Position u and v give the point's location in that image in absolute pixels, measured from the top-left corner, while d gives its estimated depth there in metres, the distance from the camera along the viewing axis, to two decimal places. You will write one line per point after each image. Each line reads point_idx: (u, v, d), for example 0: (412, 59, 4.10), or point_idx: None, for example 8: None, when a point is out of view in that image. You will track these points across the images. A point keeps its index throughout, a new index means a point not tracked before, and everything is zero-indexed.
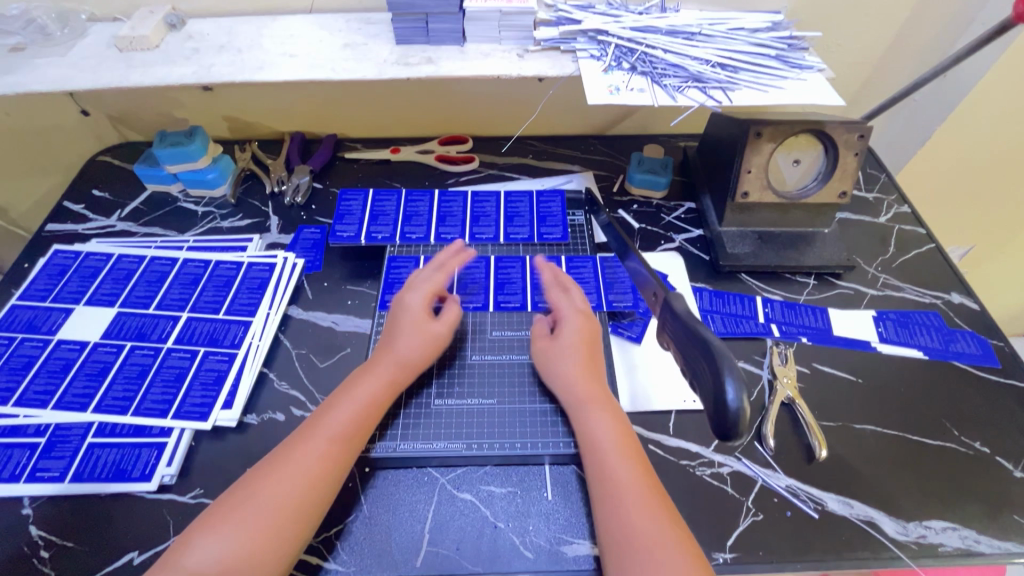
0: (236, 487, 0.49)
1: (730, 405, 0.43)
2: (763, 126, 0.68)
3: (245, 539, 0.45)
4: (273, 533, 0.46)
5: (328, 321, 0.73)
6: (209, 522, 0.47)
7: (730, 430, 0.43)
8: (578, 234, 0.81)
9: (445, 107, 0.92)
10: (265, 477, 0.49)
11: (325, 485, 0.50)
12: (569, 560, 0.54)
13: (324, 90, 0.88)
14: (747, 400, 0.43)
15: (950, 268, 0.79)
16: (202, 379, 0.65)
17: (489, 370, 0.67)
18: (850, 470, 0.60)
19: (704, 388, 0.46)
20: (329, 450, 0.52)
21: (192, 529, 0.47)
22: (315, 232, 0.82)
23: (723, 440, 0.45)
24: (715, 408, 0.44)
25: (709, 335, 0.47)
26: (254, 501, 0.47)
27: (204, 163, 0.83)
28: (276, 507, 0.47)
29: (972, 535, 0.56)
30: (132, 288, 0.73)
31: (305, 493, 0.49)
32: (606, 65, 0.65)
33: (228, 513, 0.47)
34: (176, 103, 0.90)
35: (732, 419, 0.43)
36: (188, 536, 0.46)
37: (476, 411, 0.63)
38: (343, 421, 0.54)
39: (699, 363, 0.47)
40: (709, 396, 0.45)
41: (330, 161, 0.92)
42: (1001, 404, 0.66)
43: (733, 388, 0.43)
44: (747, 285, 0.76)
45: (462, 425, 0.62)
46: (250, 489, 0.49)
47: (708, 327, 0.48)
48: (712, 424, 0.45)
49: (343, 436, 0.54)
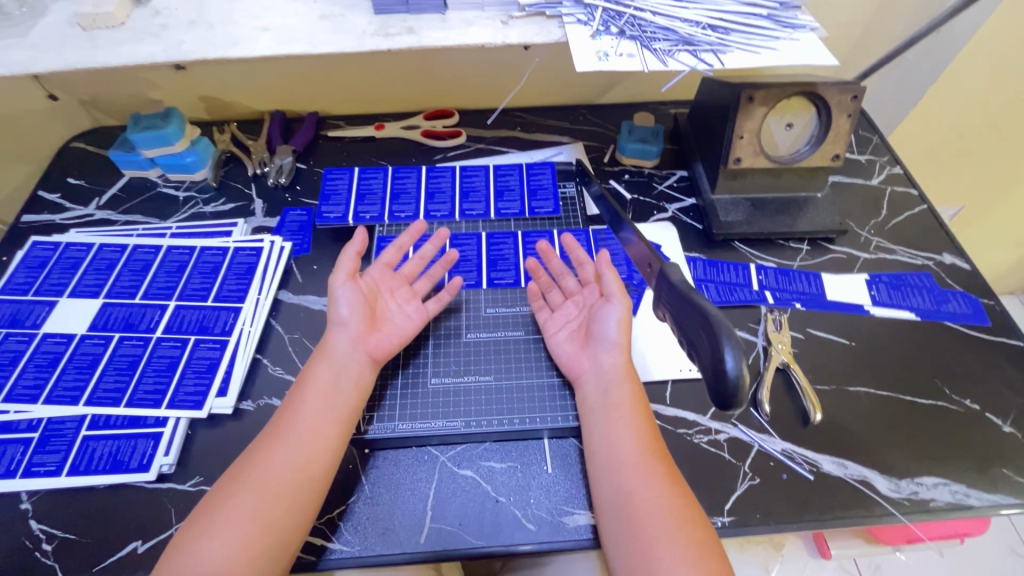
0: (223, 483, 0.49)
1: (730, 374, 0.42)
2: (756, 90, 0.67)
3: (242, 534, 0.45)
4: (269, 529, 0.46)
5: (319, 305, 0.72)
6: (201, 519, 0.46)
7: (730, 399, 0.43)
8: (570, 207, 0.79)
9: (429, 79, 0.89)
10: (253, 470, 0.49)
11: (308, 478, 0.49)
12: (570, 530, 0.55)
13: (303, 63, 0.85)
14: (747, 367, 0.42)
15: (942, 228, 0.79)
16: (194, 367, 0.64)
17: (485, 349, 0.66)
18: (844, 432, 0.61)
19: (702, 357, 0.46)
20: (315, 440, 0.51)
21: (186, 530, 0.46)
22: (302, 214, 0.80)
23: (722, 409, 0.44)
24: (715, 379, 0.43)
25: (705, 304, 0.46)
26: (244, 494, 0.47)
27: (182, 146, 0.81)
28: (262, 503, 0.47)
29: (962, 489, 0.58)
30: (117, 278, 0.71)
31: (291, 487, 0.48)
32: (594, 30, 0.63)
33: (220, 510, 0.46)
34: (149, 84, 0.86)
35: (732, 388, 0.42)
36: (185, 533, 0.46)
37: (472, 390, 0.63)
38: (316, 409, 0.53)
39: (698, 333, 0.46)
40: (708, 366, 0.44)
41: (314, 141, 0.89)
42: (991, 361, 0.67)
43: (733, 356, 0.42)
44: (740, 253, 0.76)
45: (458, 403, 0.62)
46: (241, 480, 0.48)
47: (704, 296, 0.47)
48: (711, 395, 0.44)
49: (327, 424, 0.53)
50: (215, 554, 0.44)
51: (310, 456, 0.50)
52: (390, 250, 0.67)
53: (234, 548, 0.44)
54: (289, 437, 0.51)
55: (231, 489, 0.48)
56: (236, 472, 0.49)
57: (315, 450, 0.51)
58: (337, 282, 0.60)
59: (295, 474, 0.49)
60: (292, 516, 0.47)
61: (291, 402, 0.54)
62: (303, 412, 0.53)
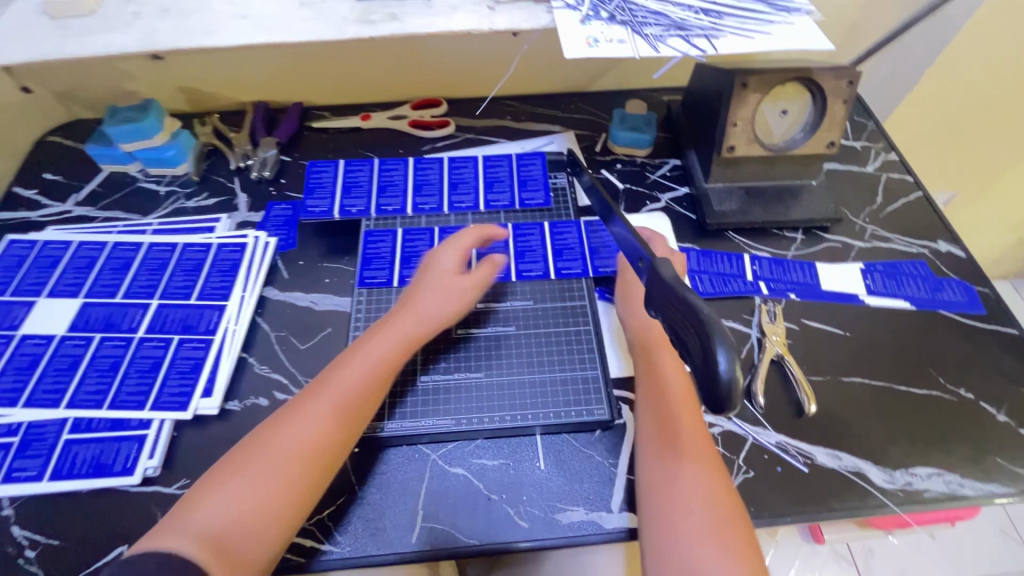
0: (243, 444, 0.49)
1: (722, 376, 0.39)
2: (749, 76, 0.65)
3: (249, 504, 0.44)
4: (275, 503, 0.45)
5: (305, 301, 0.70)
6: (212, 480, 0.46)
7: (722, 403, 0.40)
8: (561, 198, 0.78)
9: (415, 67, 0.87)
10: (279, 433, 0.49)
11: (328, 450, 0.49)
12: (564, 527, 0.55)
13: (284, 52, 0.82)
14: (740, 368, 0.39)
15: (937, 216, 0.78)
16: (179, 367, 0.63)
17: (505, 338, 0.65)
18: (839, 424, 0.61)
19: (693, 357, 0.42)
20: (345, 412, 0.51)
21: (195, 488, 0.46)
22: (287, 208, 0.78)
23: (716, 413, 0.41)
24: (706, 381, 0.40)
25: (694, 300, 0.43)
26: (258, 460, 0.47)
27: (161, 140, 0.79)
28: (279, 470, 0.46)
29: (957, 479, 0.57)
30: (97, 277, 0.70)
31: (308, 457, 0.48)
32: (583, 15, 0.61)
33: (235, 472, 0.46)
34: (125, 75, 0.83)
35: (725, 391, 0.39)
36: (192, 494, 0.45)
37: (473, 385, 0.62)
38: (352, 381, 0.53)
39: (687, 331, 0.43)
40: (700, 366, 0.41)
41: (298, 132, 0.87)
42: (987, 350, 0.66)
43: (726, 358, 0.39)
44: (733, 243, 0.75)
45: (456, 400, 0.61)
46: (263, 443, 0.48)
47: (694, 292, 0.44)
48: (703, 398, 0.41)
49: (358, 399, 0.53)
50: (224, 517, 0.43)
51: (332, 429, 0.50)
52: (458, 249, 0.65)
53: (237, 519, 0.43)
54: (320, 405, 0.51)
55: (253, 450, 0.47)
56: (264, 431, 0.49)
57: (337, 424, 0.50)
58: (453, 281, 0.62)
59: (317, 444, 0.49)
60: (298, 492, 0.47)
61: (333, 370, 0.54)
62: (339, 382, 0.53)
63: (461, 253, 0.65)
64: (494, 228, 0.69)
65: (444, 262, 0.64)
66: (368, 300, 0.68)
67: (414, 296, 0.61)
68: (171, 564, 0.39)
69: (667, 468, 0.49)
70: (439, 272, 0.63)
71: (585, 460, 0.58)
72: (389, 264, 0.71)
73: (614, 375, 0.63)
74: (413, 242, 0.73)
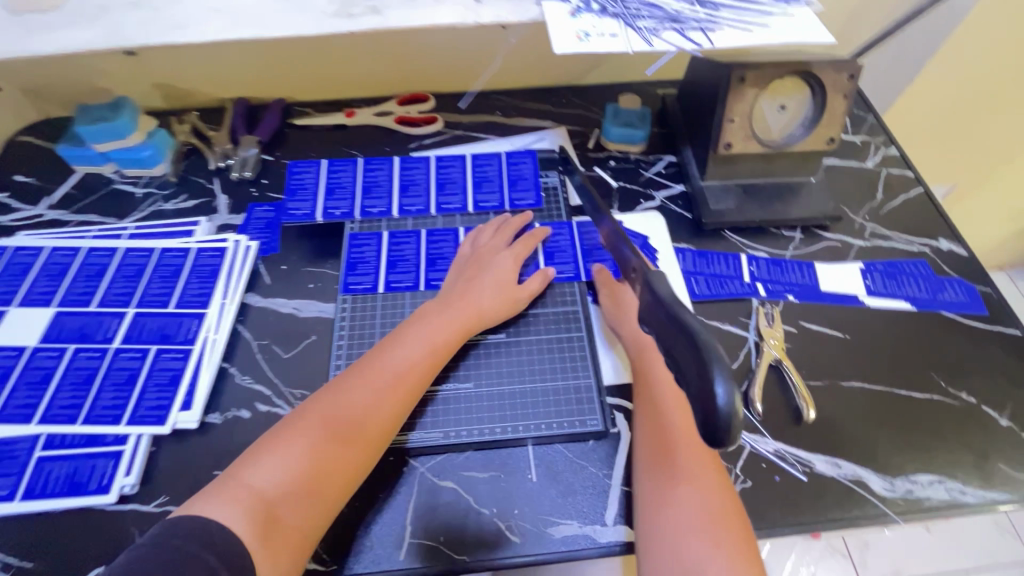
0: (301, 409, 0.51)
1: (720, 407, 0.33)
2: (747, 70, 0.63)
3: (298, 473, 0.46)
4: (322, 476, 0.47)
5: (288, 308, 0.68)
6: (266, 448, 0.48)
7: (721, 437, 0.33)
8: (552, 198, 0.75)
9: (401, 62, 0.84)
10: (331, 410, 0.50)
11: (371, 438, 0.50)
12: (556, 541, 0.53)
13: (263, 46, 0.79)
14: (741, 398, 0.33)
15: (938, 213, 0.76)
16: (156, 380, 0.61)
17: (508, 346, 0.63)
18: (839, 431, 0.59)
19: (688, 383, 0.36)
20: (392, 402, 0.52)
21: (253, 447, 0.48)
22: (268, 210, 0.75)
23: (713, 449, 0.35)
24: (701, 411, 0.34)
25: (693, 324, 0.37)
26: (311, 429, 0.49)
27: (136, 140, 0.75)
28: (324, 449, 0.48)
29: (958, 487, 0.56)
30: (70, 285, 0.67)
31: (352, 442, 0.49)
32: (573, 8, 0.58)
33: (284, 442, 0.48)
34: (97, 71, 0.80)
35: (724, 424, 0.33)
36: (244, 457, 0.47)
37: (471, 394, 0.60)
38: (400, 371, 0.54)
39: (681, 351, 0.37)
40: (694, 393, 0.35)
41: (280, 130, 0.84)
42: (988, 352, 0.65)
43: (724, 386, 0.33)
44: (730, 242, 0.73)
45: (452, 410, 0.59)
46: (316, 418, 0.50)
47: (691, 313, 0.38)
48: (699, 431, 0.35)
49: (406, 391, 0.54)
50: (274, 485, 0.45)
51: (381, 408, 0.52)
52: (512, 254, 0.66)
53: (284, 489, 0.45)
54: (372, 389, 0.52)
55: (306, 422, 0.49)
56: (316, 403, 0.51)
57: (387, 403, 0.52)
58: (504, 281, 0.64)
59: (361, 431, 0.50)
60: (343, 468, 0.48)
61: (388, 353, 0.56)
62: (388, 370, 0.54)
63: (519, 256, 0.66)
64: (539, 231, 0.69)
65: (502, 256, 0.66)
66: (353, 307, 0.66)
67: (469, 289, 0.62)
68: (214, 529, 0.41)
69: (666, 493, 0.49)
70: (495, 264, 0.65)
71: (578, 471, 0.57)
72: (375, 268, 0.68)
73: (607, 383, 0.62)
74: (399, 246, 0.70)
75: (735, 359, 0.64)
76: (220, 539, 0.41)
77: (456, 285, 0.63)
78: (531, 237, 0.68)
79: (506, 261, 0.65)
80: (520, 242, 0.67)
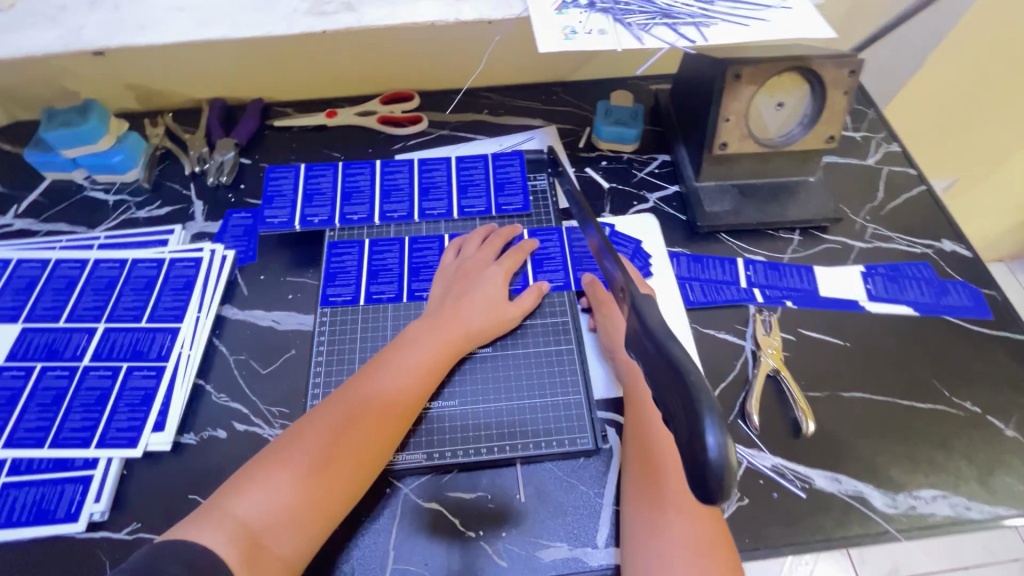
0: (288, 433, 0.48)
1: (711, 458, 0.30)
2: (743, 66, 0.59)
3: (285, 502, 0.44)
4: (311, 505, 0.45)
5: (267, 320, 0.65)
6: (249, 479, 0.45)
7: (712, 493, 0.31)
8: (541, 201, 0.72)
9: (384, 60, 0.80)
10: (317, 436, 0.47)
11: (361, 463, 0.48)
12: (545, 565, 0.51)
13: (238, 44, 0.75)
14: (735, 451, 0.30)
15: (941, 212, 0.74)
16: (127, 400, 0.58)
17: (499, 361, 0.60)
18: (839, 444, 0.57)
19: (677, 427, 0.34)
20: (382, 424, 0.50)
21: (239, 476, 0.46)
22: (246, 216, 0.72)
23: (703, 505, 0.32)
24: (690, 460, 0.32)
25: (681, 358, 0.34)
26: (298, 455, 0.46)
27: (106, 145, 0.72)
28: (312, 477, 0.45)
29: (962, 502, 0.54)
30: (38, 299, 0.64)
31: (341, 468, 0.47)
32: (560, 3, 0.55)
33: (269, 473, 0.45)
34: (65, 73, 0.76)
35: (715, 478, 0.30)
36: (227, 487, 0.45)
37: (459, 413, 0.57)
38: (389, 392, 0.52)
39: (669, 390, 0.35)
40: (684, 439, 0.33)
41: (259, 132, 0.81)
42: (994, 359, 0.62)
43: (715, 434, 0.31)
44: (726, 246, 0.70)
45: (439, 430, 0.56)
46: (301, 444, 0.47)
47: (677, 346, 0.35)
48: (688, 484, 0.32)
49: (397, 414, 0.51)
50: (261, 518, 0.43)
51: (373, 432, 0.49)
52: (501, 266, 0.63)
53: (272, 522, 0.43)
54: (360, 412, 0.50)
55: (291, 450, 0.46)
56: (301, 429, 0.48)
57: (377, 427, 0.50)
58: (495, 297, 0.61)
59: (351, 456, 0.48)
60: (332, 495, 0.46)
61: (376, 374, 0.53)
62: (377, 392, 0.52)
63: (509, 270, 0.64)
64: (527, 242, 0.67)
65: (493, 268, 0.63)
66: (333, 321, 0.63)
67: (459, 306, 0.60)
68: (199, 555, 0.40)
69: (656, 521, 0.47)
70: (487, 277, 0.62)
71: (568, 490, 0.54)
72: (356, 279, 0.66)
73: (598, 397, 0.59)
74: (381, 255, 0.68)
75: (731, 370, 0.61)
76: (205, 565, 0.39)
77: (446, 299, 0.61)
78: (520, 249, 0.66)
79: (495, 275, 0.63)
80: (508, 255, 0.65)
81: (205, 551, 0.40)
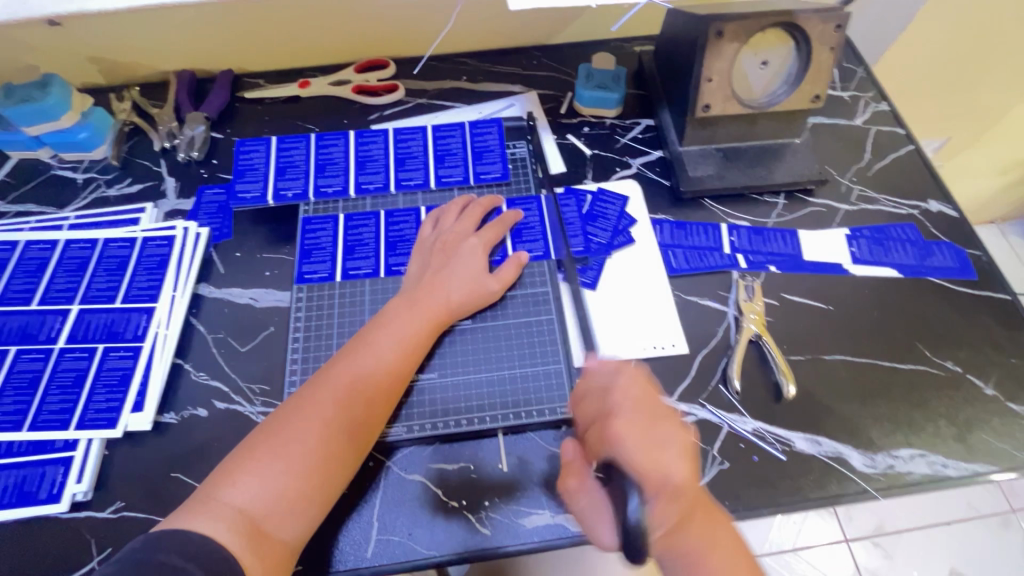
0: (274, 418, 0.48)
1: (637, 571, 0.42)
2: (725, 23, 0.57)
3: (281, 488, 0.44)
4: (307, 487, 0.45)
5: (245, 298, 0.64)
6: (238, 465, 0.44)
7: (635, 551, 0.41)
8: (521, 169, 0.71)
9: (355, 25, 0.77)
10: (305, 419, 0.47)
11: (349, 445, 0.48)
12: (528, 532, 0.51)
13: (201, 11, 0.72)
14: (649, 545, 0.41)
15: (928, 172, 0.72)
16: (105, 380, 0.57)
17: (484, 335, 0.60)
18: (819, 407, 0.57)
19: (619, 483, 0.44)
20: (368, 406, 0.50)
21: (228, 461, 0.45)
22: (219, 193, 0.71)
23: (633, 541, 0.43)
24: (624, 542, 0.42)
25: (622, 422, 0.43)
26: (290, 442, 0.46)
27: (71, 120, 0.70)
28: (304, 462, 0.45)
29: (939, 460, 0.55)
30: (8, 281, 0.63)
31: (332, 452, 0.47)
32: None
33: (260, 458, 0.45)
34: (20, 45, 0.73)
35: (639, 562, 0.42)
36: (217, 476, 0.44)
37: (445, 387, 0.57)
38: (375, 371, 0.51)
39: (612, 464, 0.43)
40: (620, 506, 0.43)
41: (230, 104, 0.78)
42: (976, 319, 0.62)
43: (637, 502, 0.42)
44: (711, 211, 0.69)
45: (428, 403, 0.56)
46: (291, 429, 0.46)
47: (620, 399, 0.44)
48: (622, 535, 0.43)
49: (382, 393, 0.51)
50: (254, 505, 0.43)
51: (362, 412, 0.49)
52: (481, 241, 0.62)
53: (266, 507, 0.43)
54: (347, 393, 0.49)
55: (280, 433, 0.46)
56: (288, 413, 0.48)
57: (361, 407, 0.49)
58: (476, 267, 0.60)
59: (339, 439, 0.47)
60: (327, 476, 0.46)
61: (360, 351, 0.52)
62: (360, 371, 0.51)
63: (490, 241, 0.63)
64: (510, 214, 0.65)
65: (473, 240, 0.62)
66: (309, 297, 0.63)
67: (440, 278, 0.59)
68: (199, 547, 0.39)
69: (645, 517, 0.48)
70: (466, 250, 0.61)
71: (552, 459, 0.55)
72: (331, 256, 0.65)
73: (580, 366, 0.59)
74: (357, 229, 0.66)
75: (712, 336, 0.61)
76: (205, 557, 0.39)
77: (425, 275, 0.59)
78: (502, 221, 0.64)
79: (476, 245, 0.61)
80: (489, 228, 0.63)
81: (204, 540, 0.40)
